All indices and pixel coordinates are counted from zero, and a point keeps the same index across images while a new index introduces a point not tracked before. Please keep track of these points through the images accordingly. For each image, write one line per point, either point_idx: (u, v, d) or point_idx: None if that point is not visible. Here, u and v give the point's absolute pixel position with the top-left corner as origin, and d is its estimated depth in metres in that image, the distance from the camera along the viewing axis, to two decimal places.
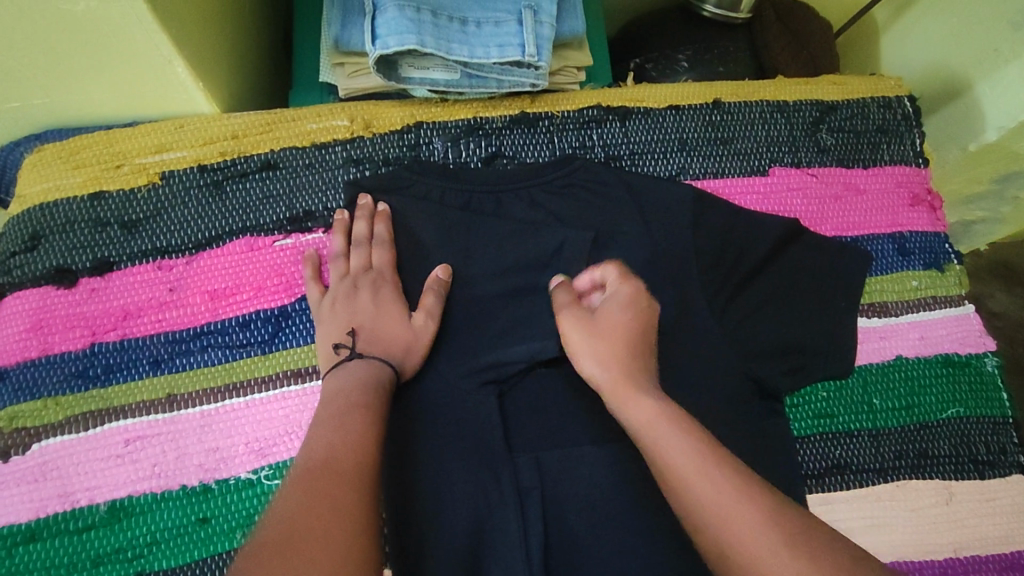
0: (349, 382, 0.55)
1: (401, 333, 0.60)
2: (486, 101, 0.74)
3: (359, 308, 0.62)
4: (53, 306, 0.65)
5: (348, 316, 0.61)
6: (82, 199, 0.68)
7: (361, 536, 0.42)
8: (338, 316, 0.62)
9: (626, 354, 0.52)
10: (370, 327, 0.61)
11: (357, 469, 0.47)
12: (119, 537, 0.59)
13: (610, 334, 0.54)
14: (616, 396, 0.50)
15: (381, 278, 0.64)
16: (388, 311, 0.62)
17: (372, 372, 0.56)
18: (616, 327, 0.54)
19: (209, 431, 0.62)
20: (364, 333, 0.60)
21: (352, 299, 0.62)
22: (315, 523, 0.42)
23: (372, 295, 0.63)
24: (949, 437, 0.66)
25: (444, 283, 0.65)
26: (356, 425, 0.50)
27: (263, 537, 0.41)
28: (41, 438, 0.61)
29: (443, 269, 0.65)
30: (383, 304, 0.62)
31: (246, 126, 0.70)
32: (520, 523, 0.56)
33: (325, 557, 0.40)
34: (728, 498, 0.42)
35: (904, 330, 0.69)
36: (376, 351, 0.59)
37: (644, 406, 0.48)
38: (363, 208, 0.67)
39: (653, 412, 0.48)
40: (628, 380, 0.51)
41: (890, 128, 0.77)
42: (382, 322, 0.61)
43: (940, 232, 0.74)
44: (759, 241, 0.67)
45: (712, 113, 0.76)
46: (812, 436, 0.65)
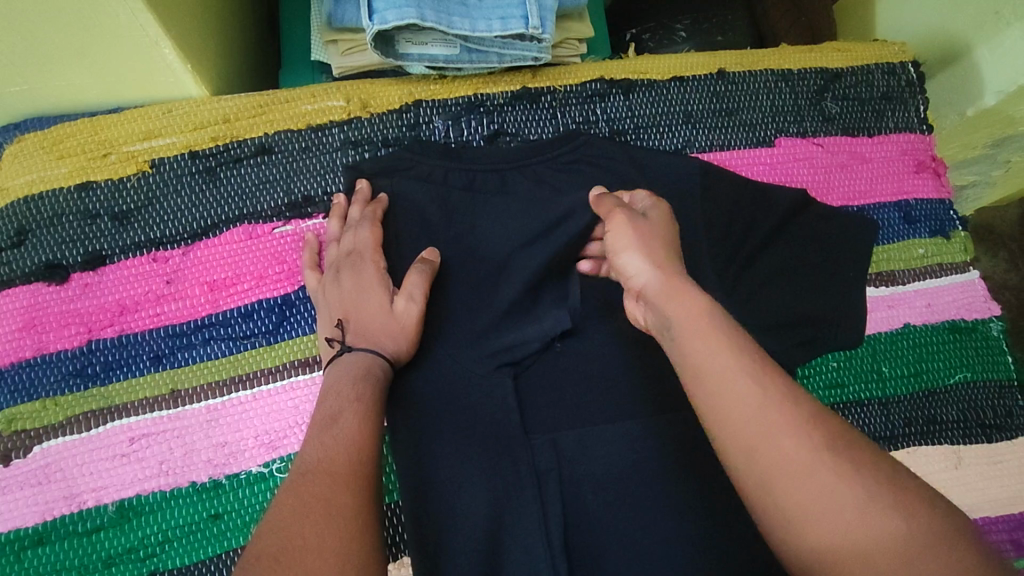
0: (337, 379, 0.53)
1: (385, 320, 0.58)
2: (487, 76, 0.72)
3: (346, 294, 0.60)
4: (45, 304, 0.62)
5: (338, 303, 0.60)
6: (68, 190, 0.65)
7: (357, 542, 0.42)
8: (331, 304, 0.60)
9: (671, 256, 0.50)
10: (357, 314, 0.58)
11: (352, 469, 0.45)
12: (130, 537, 0.58)
13: (657, 237, 0.51)
14: (661, 287, 0.47)
15: (363, 258, 0.61)
16: (372, 294, 0.59)
17: (362, 365, 0.54)
18: (659, 231, 0.52)
19: (217, 426, 0.60)
20: (352, 324, 0.58)
21: (338, 286, 0.60)
22: (307, 532, 0.41)
23: (355, 277, 0.60)
24: (957, 402, 0.67)
25: (428, 263, 0.61)
26: (349, 422, 0.49)
27: (257, 549, 0.41)
28: (42, 439, 0.60)
29: (431, 252, 0.63)
30: (365, 286, 0.59)
31: (238, 109, 0.68)
32: (540, 506, 0.56)
33: (321, 567, 0.39)
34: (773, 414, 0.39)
35: (912, 299, 0.69)
36: (364, 342, 0.57)
37: (692, 299, 0.45)
38: (358, 194, 0.65)
39: (702, 307, 0.45)
40: (677, 280, 0.47)
41: (894, 95, 0.77)
42: (366, 306, 0.58)
43: (945, 199, 0.74)
44: (766, 214, 0.66)
45: (717, 83, 0.74)
46: (824, 407, 0.66)
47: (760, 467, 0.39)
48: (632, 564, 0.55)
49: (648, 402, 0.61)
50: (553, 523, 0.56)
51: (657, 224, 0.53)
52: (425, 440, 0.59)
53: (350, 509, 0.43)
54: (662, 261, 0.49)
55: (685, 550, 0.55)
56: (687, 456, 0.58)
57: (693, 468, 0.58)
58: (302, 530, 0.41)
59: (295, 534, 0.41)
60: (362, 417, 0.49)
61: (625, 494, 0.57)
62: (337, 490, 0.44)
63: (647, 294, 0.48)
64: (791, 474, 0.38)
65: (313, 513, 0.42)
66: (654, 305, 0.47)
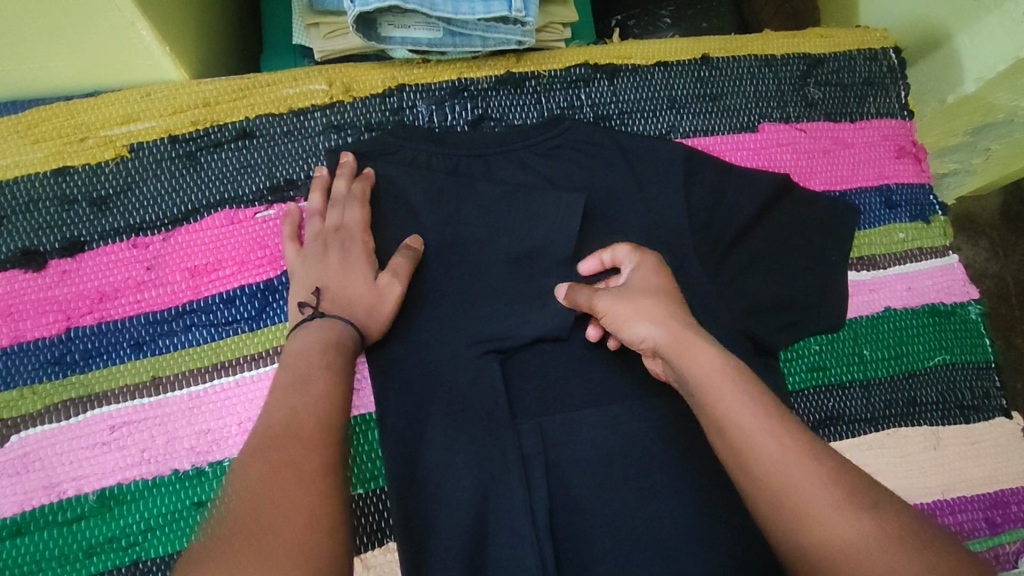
0: (309, 342, 0.54)
1: (363, 296, 0.59)
2: (470, 61, 0.71)
3: (327, 267, 0.60)
4: (21, 291, 0.61)
5: (316, 274, 0.60)
6: (44, 175, 0.64)
7: (321, 501, 0.44)
8: (308, 274, 0.60)
9: (672, 306, 0.51)
10: (336, 286, 0.59)
11: (319, 432, 0.48)
12: (111, 527, 0.57)
13: (644, 294, 0.52)
14: (673, 345, 0.49)
15: (350, 237, 0.62)
16: (355, 270, 0.60)
17: (333, 333, 0.55)
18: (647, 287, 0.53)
19: (199, 413, 0.60)
20: (328, 294, 0.59)
21: (320, 258, 0.61)
22: (275, 494, 0.43)
23: (340, 254, 0.61)
24: (937, 384, 0.68)
25: (416, 248, 0.62)
26: (315, 395, 0.50)
27: (225, 506, 0.43)
28: (19, 429, 0.59)
29: (417, 239, 0.63)
30: (348, 264, 0.60)
31: (218, 92, 0.67)
32: (525, 489, 0.56)
33: (288, 525, 0.42)
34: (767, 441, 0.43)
35: (892, 282, 0.70)
36: (341, 312, 0.58)
37: (706, 354, 0.47)
38: (344, 167, 0.64)
39: (715, 361, 0.47)
40: (687, 333, 0.49)
41: (877, 80, 0.77)
42: (348, 281, 0.60)
43: (925, 184, 0.75)
44: (748, 199, 0.67)
45: (701, 68, 0.74)
46: (806, 389, 0.66)
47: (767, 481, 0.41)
48: (616, 545, 0.55)
49: (632, 385, 0.61)
50: (537, 505, 0.56)
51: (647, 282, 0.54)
52: (410, 424, 0.59)
53: (318, 469, 0.45)
54: (667, 316, 0.50)
55: (668, 529, 0.56)
56: (671, 438, 0.59)
57: (675, 450, 0.58)
58: (270, 489, 0.43)
59: (263, 491, 0.43)
60: (330, 388, 0.51)
61: (609, 476, 0.57)
62: (307, 452, 0.46)
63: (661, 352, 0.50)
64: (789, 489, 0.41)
65: (282, 473, 0.44)
66: (671, 364, 0.49)
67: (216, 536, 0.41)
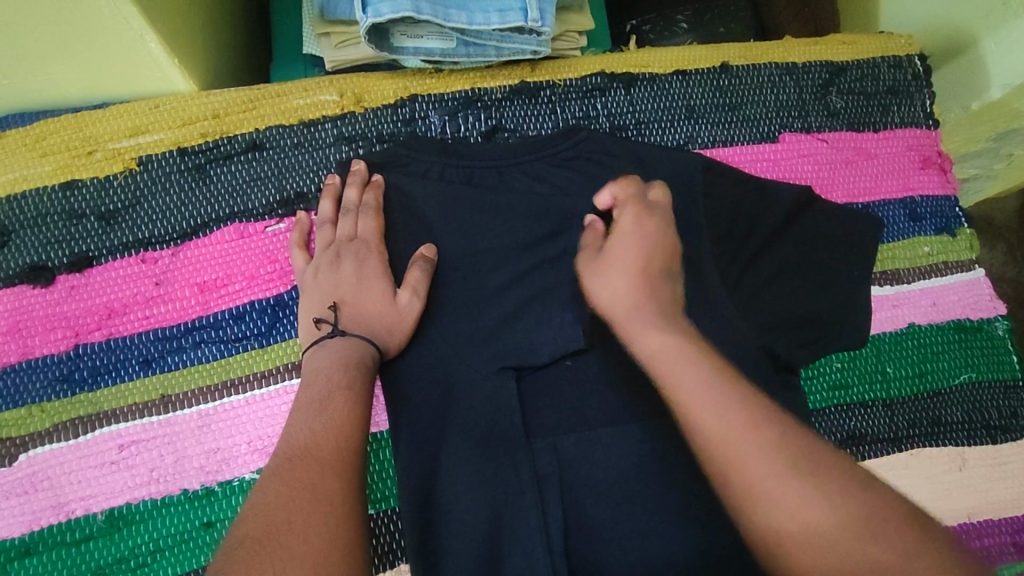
0: (326, 363, 0.54)
1: (383, 310, 0.58)
2: (484, 70, 0.70)
3: (342, 280, 0.59)
4: (29, 307, 0.61)
5: (331, 286, 0.59)
6: (52, 189, 0.63)
7: (339, 529, 0.42)
8: (321, 286, 0.59)
9: (633, 281, 0.48)
10: (353, 301, 0.58)
11: (337, 455, 0.47)
12: (120, 547, 0.56)
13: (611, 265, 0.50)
14: (623, 325, 0.47)
15: (365, 247, 0.61)
16: (372, 284, 0.59)
17: (351, 353, 0.54)
18: (619, 258, 0.50)
19: (208, 432, 0.59)
20: (346, 308, 0.58)
21: (334, 270, 0.60)
22: (292, 518, 0.42)
23: (356, 266, 0.60)
24: (962, 403, 0.66)
25: (429, 257, 0.62)
26: (331, 416, 0.49)
27: (241, 532, 0.42)
28: (28, 447, 0.58)
29: (428, 247, 0.62)
30: (364, 276, 0.60)
31: (227, 104, 0.66)
32: (540, 511, 0.55)
33: (307, 554, 0.40)
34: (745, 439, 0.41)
35: (916, 298, 0.68)
36: (360, 329, 0.57)
37: (655, 339, 0.45)
38: (355, 175, 0.64)
39: (668, 346, 0.45)
40: (637, 313, 0.47)
41: (901, 89, 0.75)
42: (365, 295, 0.59)
43: (950, 195, 0.73)
44: (769, 213, 0.65)
45: (720, 77, 0.73)
46: (827, 408, 0.65)
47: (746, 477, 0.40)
48: (634, 570, 0.54)
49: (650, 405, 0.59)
50: (554, 529, 0.55)
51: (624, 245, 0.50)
52: (424, 443, 0.58)
53: (335, 494, 0.44)
54: (620, 289, 0.48)
55: (687, 554, 0.54)
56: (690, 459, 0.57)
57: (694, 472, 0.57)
58: (287, 516, 0.42)
59: (281, 518, 0.42)
60: (348, 409, 0.50)
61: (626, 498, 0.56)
62: (323, 476, 0.45)
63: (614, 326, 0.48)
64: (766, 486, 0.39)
65: (298, 498, 0.43)
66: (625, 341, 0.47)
67: (232, 562, 0.40)
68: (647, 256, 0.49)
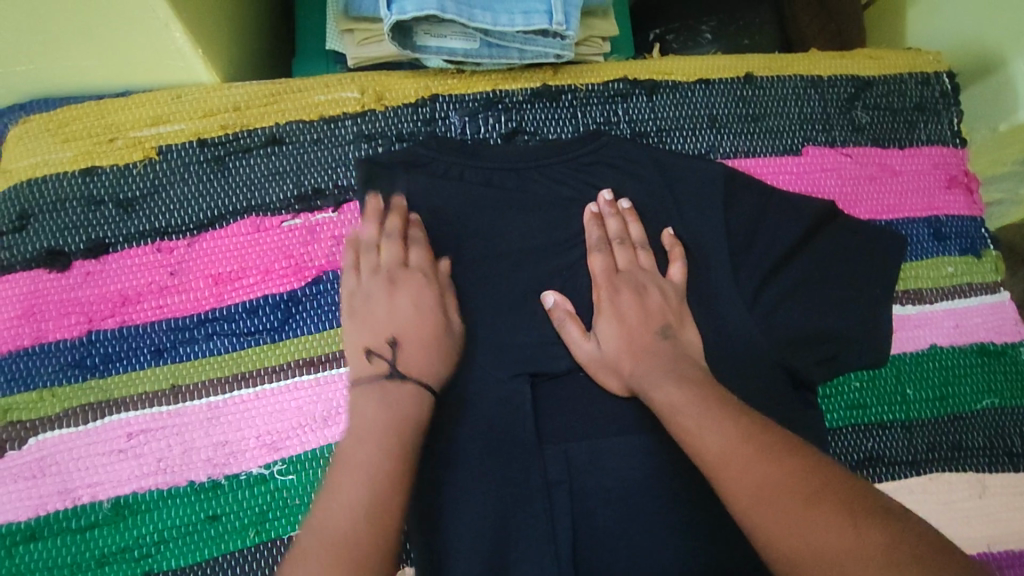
0: (386, 417, 0.49)
1: (436, 348, 0.56)
2: (506, 73, 0.69)
3: (398, 313, 0.56)
4: (45, 291, 0.61)
5: (386, 319, 0.56)
6: (72, 174, 0.63)
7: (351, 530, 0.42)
8: (376, 318, 0.56)
9: (637, 354, 0.56)
10: (411, 335, 0.55)
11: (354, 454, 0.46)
12: (124, 536, 0.56)
13: (619, 344, 0.57)
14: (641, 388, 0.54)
15: (418, 282, 0.58)
16: (428, 321, 0.56)
17: (413, 399, 0.51)
18: (615, 336, 0.57)
19: (217, 424, 0.59)
20: (405, 349, 0.54)
21: (389, 307, 0.56)
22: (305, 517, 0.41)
23: (413, 299, 0.57)
24: (984, 428, 0.65)
25: (459, 277, 0.60)
26: (372, 437, 0.48)
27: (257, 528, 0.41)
28: (38, 432, 0.58)
29: (449, 261, 0.61)
30: (419, 312, 0.57)
31: (248, 97, 0.66)
32: (548, 518, 0.54)
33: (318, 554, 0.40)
34: (748, 477, 0.44)
35: (939, 319, 0.67)
36: (419, 369, 0.53)
37: (671, 392, 0.51)
38: (398, 208, 0.61)
39: (680, 397, 0.51)
40: (652, 376, 0.54)
41: (928, 106, 0.74)
42: (422, 333, 0.55)
43: (977, 216, 0.71)
44: (791, 226, 0.64)
45: (744, 87, 0.72)
46: (844, 427, 0.63)
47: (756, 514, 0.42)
48: None
49: None
50: (561, 537, 0.54)
51: (619, 310, 0.58)
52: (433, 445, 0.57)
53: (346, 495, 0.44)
54: (629, 359, 0.56)
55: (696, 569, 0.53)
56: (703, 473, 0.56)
57: (705, 486, 0.56)
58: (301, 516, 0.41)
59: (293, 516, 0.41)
60: (392, 431, 0.48)
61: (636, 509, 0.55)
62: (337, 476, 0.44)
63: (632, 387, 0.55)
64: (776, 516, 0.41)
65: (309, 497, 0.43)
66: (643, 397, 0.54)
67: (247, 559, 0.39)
68: (636, 326, 0.57)
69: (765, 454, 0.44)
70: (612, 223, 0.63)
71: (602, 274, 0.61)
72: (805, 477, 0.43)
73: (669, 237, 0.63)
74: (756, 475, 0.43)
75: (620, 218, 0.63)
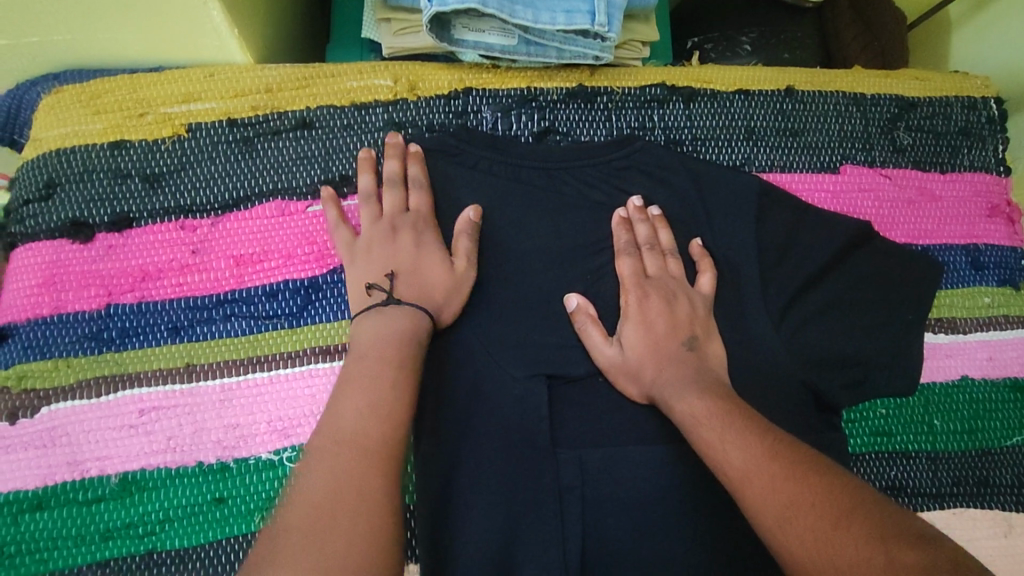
0: (389, 333, 0.52)
1: (441, 278, 0.57)
2: (543, 71, 0.68)
3: (397, 249, 0.57)
4: (66, 262, 0.60)
5: (386, 256, 0.57)
6: (101, 147, 0.63)
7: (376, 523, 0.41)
8: (376, 255, 0.57)
9: (662, 362, 0.55)
10: (410, 271, 0.57)
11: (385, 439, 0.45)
12: (130, 512, 0.55)
13: (643, 351, 0.56)
14: (664, 396, 0.53)
15: (420, 219, 0.60)
16: (428, 255, 0.58)
17: (408, 324, 0.53)
18: (639, 343, 0.56)
19: (230, 406, 0.58)
20: (403, 276, 0.56)
21: (390, 240, 0.58)
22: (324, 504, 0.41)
23: (413, 238, 0.58)
24: (1012, 466, 0.62)
25: (475, 222, 0.60)
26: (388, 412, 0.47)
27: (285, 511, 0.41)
28: (51, 401, 0.57)
29: (475, 210, 0.60)
30: (422, 248, 0.58)
31: (281, 79, 0.65)
32: (558, 526, 0.53)
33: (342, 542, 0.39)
34: (774, 497, 0.42)
35: (972, 350, 0.65)
36: (417, 298, 0.55)
37: (695, 402, 0.50)
38: (394, 148, 0.62)
39: (705, 410, 0.50)
40: (677, 384, 0.53)
41: (973, 131, 0.72)
42: (422, 266, 0.57)
43: (1017, 247, 0.69)
44: (825, 245, 0.62)
45: (784, 100, 0.70)
46: (868, 454, 0.61)
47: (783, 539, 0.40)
48: None
49: None
50: (570, 547, 0.53)
51: (646, 316, 0.57)
52: (444, 443, 0.56)
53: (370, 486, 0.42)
54: (653, 367, 0.55)
55: None
56: (720, 492, 0.55)
57: (721, 505, 0.54)
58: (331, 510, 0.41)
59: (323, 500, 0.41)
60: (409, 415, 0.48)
61: (648, 524, 0.53)
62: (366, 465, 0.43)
63: (653, 395, 0.54)
64: (805, 541, 0.39)
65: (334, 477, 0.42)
66: (664, 406, 0.53)
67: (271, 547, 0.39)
68: (663, 334, 0.56)
69: (790, 476, 0.43)
70: (642, 228, 0.62)
71: (629, 279, 0.60)
72: (833, 501, 0.41)
73: (697, 248, 0.62)
74: (782, 496, 0.42)
75: (650, 224, 0.62)
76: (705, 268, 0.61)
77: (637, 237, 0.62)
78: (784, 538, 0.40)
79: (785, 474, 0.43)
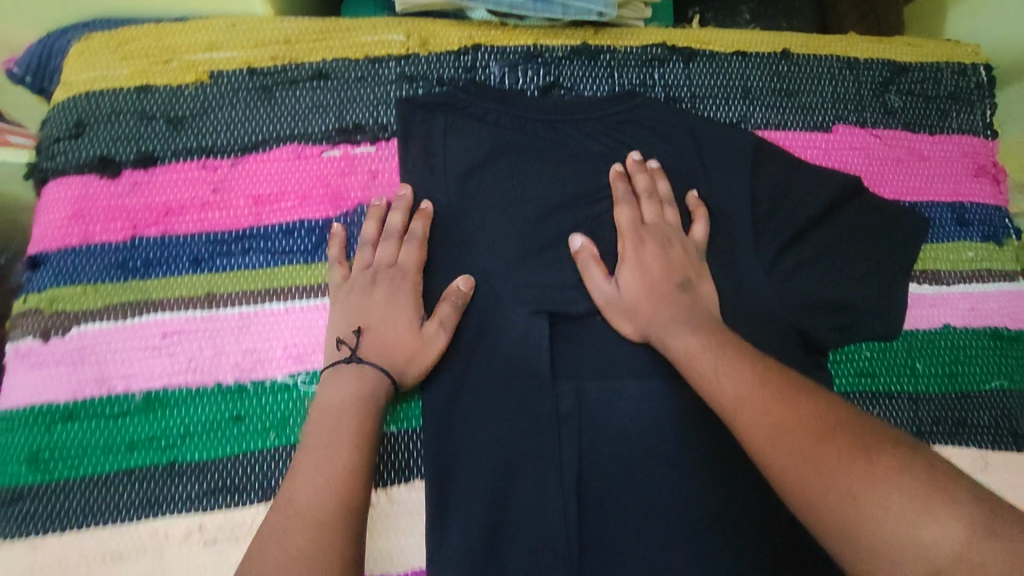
0: (343, 397, 0.54)
1: (409, 341, 0.57)
2: (549, 29, 0.72)
3: (373, 308, 0.59)
4: (96, 194, 0.64)
5: (359, 307, 0.59)
6: (128, 90, 0.66)
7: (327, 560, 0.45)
8: (352, 305, 0.59)
9: (657, 303, 0.58)
10: (378, 328, 0.58)
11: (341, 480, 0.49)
12: (153, 426, 0.59)
13: (640, 292, 0.59)
14: (659, 333, 0.56)
15: (402, 276, 0.60)
16: (399, 314, 0.58)
17: (366, 390, 0.55)
18: (636, 285, 0.59)
19: (247, 333, 0.61)
20: (371, 336, 0.57)
21: (367, 294, 0.59)
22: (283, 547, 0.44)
23: (390, 292, 0.60)
24: (991, 408, 0.65)
25: (464, 293, 0.60)
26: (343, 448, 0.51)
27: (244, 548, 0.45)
28: (80, 322, 0.61)
29: (466, 281, 0.60)
30: (394, 305, 0.59)
31: (299, 31, 0.69)
32: (555, 447, 0.56)
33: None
34: (757, 410, 0.45)
35: (955, 300, 0.68)
36: (381, 361, 0.56)
37: (688, 337, 0.54)
38: (399, 200, 0.63)
39: (696, 343, 0.53)
40: (671, 322, 0.56)
41: (962, 95, 0.75)
42: (393, 327, 0.58)
43: (1001, 206, 0.72)
44: (815, 196, 0.65)
45: (780, 63, 0.73)
46: (852, 393, 0.64)
47: (766, 444, 0.43)
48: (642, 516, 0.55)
49: None
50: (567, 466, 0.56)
51: (643, 261, 0.60)
52: (450, 370, 0.59)
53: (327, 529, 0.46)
54: (648, 306, 0.58)
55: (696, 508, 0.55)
56: (710, 420, 0.58)
57: (710, 432, 0.58)
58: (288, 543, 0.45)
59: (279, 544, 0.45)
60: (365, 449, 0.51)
61: (641, 447, 0.57)
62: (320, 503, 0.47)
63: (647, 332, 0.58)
64: (785, 444, 0.42)
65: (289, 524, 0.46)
66: (658, 342, 0.57)
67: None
68: (658, 278, 0.59)
69: (772, 391, 0.46)
70: (642, 179, 0.64)
71: (627, 226, 0.62)
72: (811, 410, 0.44)
73: (693, 198, 0.65)
74: (764, 408, 0.45)
75: (648, 175, 0.65)
76: (700, 218, 0.63)
77: (636, 185, 0.64)
78: (765, 442, 0.43)
79: (769, 390, 0.46)
